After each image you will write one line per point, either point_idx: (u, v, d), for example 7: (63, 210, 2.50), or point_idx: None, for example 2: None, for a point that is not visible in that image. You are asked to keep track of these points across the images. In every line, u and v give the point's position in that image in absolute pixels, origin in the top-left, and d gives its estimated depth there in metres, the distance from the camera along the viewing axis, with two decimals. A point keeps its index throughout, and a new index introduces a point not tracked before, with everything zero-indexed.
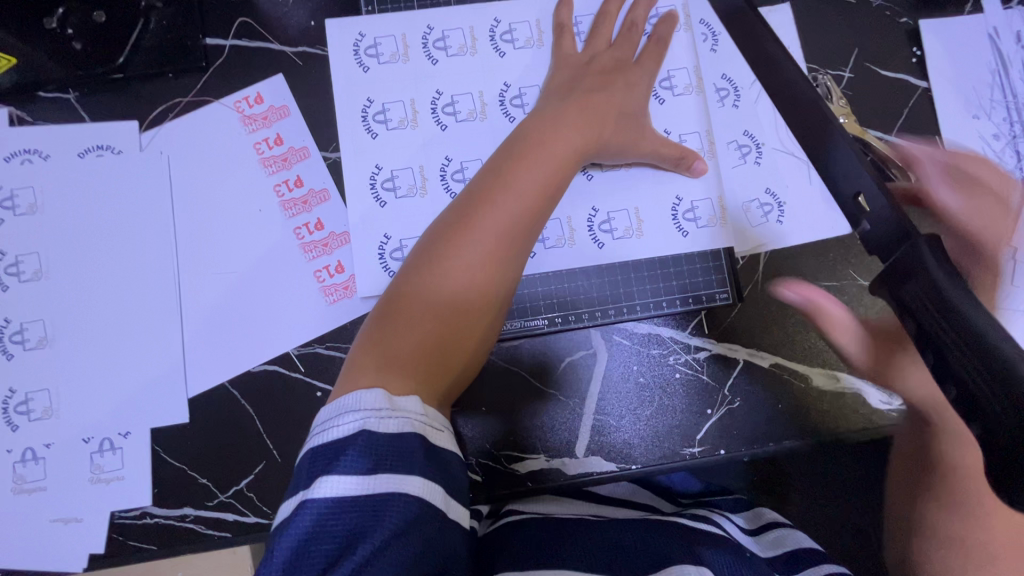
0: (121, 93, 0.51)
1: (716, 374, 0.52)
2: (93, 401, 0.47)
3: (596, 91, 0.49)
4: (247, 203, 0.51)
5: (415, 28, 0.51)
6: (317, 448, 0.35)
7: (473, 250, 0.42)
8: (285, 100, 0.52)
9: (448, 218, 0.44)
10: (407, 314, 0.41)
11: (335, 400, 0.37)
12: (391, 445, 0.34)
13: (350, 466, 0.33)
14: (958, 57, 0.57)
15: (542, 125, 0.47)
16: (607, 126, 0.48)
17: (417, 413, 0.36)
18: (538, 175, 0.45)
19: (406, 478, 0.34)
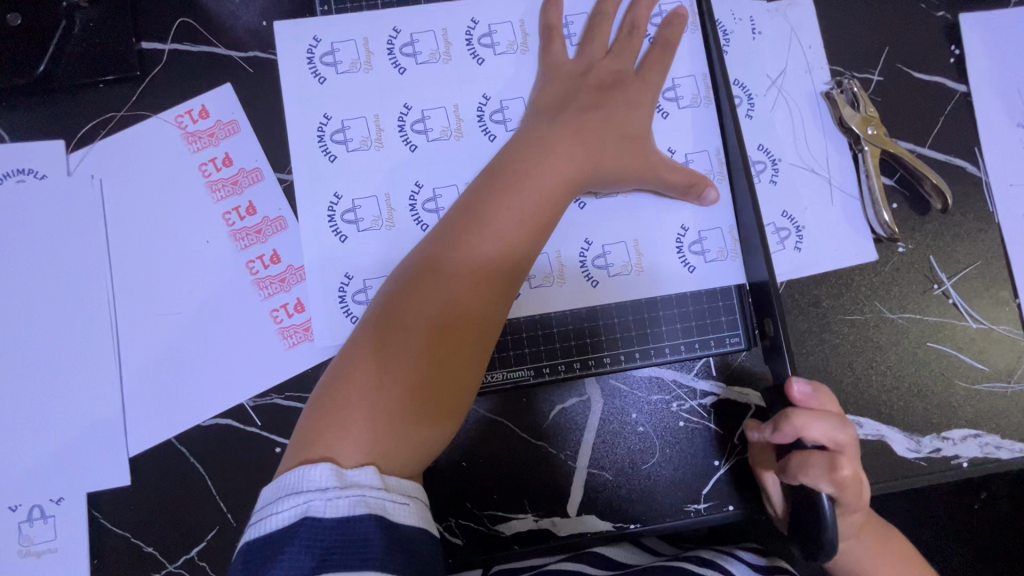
0: (42, 107, 0.45)
1: (725, 422, 0.46)
2: (21, 464, 0.42)
3: (591, 108, 0.42)
4: (192, 234, 0.45)
5: (380, 31, 0.44)
6: (255, 543, 0.30)
7: (443, 295, 0.36)
8: (234, 114, 0.46)
9: (419, 258, 0.39)
10: (366, 372, 0.35)
11: (280, 476, 0.32)
12: (337, 536, 0.29)
13: (290, 562, 0.29)
14: (1001, 56, 0.50)
15: (528, 148, 0.41)
16: (604, 148, 0.42)
17: (373, 488, 0.31)
18: (521, 206, 0.39)
19: (358, 572, 0.29)
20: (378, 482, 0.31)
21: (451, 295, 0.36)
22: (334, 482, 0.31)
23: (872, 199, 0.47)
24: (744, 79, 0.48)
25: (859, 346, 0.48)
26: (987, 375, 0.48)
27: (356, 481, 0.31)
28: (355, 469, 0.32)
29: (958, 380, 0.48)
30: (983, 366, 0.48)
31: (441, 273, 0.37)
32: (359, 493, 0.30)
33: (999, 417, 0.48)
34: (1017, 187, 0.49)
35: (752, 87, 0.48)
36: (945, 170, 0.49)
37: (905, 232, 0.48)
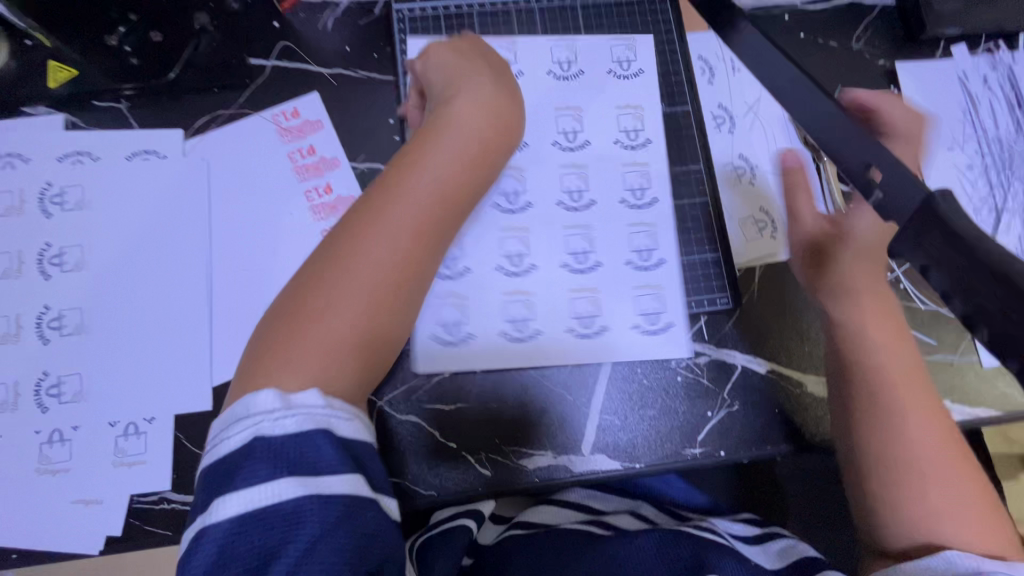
0: (169, 104, 0.56)
1: (715, 378, 0.55)
2: (121, 388, 0.49)
3: (504, 95, 0.51)
4: (279, 208, 0.55)
5: (403, 82, 0.58)
6: (212, 466, 0.35)
7: (379, 246, 0.42)
8: (320, 115, 0.57)
9: (354, 213, 0.44)
10: (314, 312, 0.40)
11: (230, 410, 0.38)
12: (288, 445, 0.35)
13: (252, 473, 0.34)
14: (932, 96, 0.63)
15: (457, 124, 0.48)
16: (514, 128, 0.51)
17: (317, 406, 0.37)
18: (442, 175, 0.45)
19: (313, 476, 0.35)
20: (322, 402, 0.37)
21: (387, 246, 0.42)
22: (279, 404, 0.36)
23: None
24: (725, 103, 0.61)
25: None
26: (937, 348, 0.57)
27: (302, 403, 0.37)
28: (298, 393, 0.37)
29: None
30: (933, 341, 0.57)
31: (376, 228, 0.42)
32: (305, 413, 0.36)
33: (948, 385, 0.56)
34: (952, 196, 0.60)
35: (733, 110, 0.60)
36: None
37: None
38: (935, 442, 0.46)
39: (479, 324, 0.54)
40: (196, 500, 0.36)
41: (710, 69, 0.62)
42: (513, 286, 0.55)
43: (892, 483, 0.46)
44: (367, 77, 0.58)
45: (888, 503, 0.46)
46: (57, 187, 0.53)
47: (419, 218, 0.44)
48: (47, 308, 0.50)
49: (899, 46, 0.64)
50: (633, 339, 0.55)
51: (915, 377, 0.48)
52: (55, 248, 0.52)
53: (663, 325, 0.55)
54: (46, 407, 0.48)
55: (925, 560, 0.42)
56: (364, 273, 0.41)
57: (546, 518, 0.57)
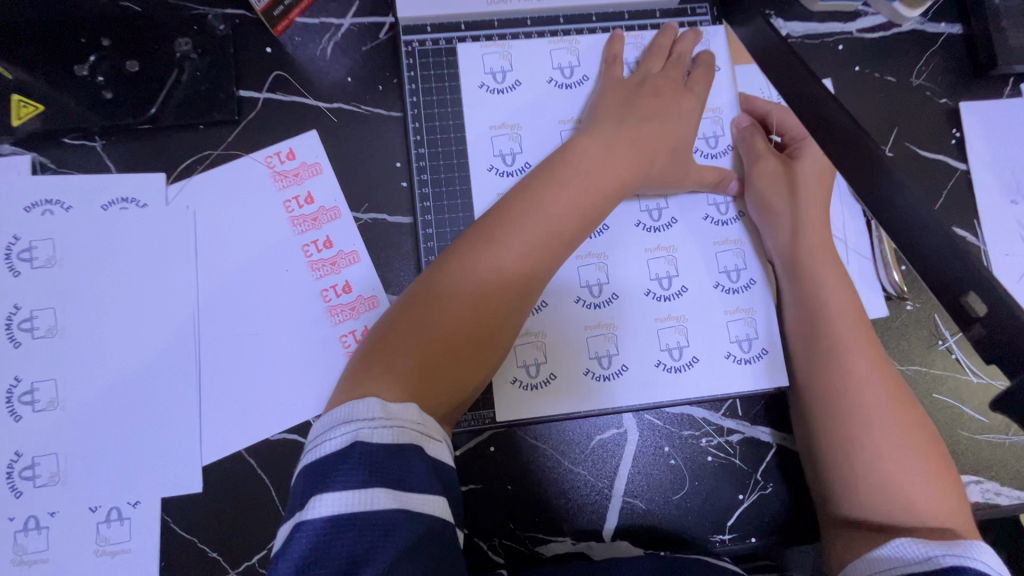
0: (149, 144, 0.50)
1: (749, 459, 0.50)
2: (103, 468, 0.45)
3: (648, 118, 0.48)
4: (274, 263, 0.49)
5: (476, 82, 0.52)
6: (311, 465, 0.33)
7: (508, 256, 0.41)
8: (318, 157, 0.51)
9: (479, 226, 0.43)
10: (423, 323, 0.39)
11: (330, 412, 0.36)
12: (389, 458, 0.33)
13: (348, 477, 0.32)
14: (997, 140, 0.57)
15: (586, 145, 0.46)
16: (655, 161, 0.48)
17: (412, 420, 0.35)
18: (568, 208, 0.43)
19: (406, 491, 0.32)
20: (416, 417, 0.35)
21: (502, 271, 0.41)
22: (378, 413, 0.34)
23: (883, 260, 0.53)
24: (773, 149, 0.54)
25: None
26: (987, 426, 0.52)
27: (398, 416, 0.35)
28: (397, 404, 0.35)
29: (962, 430, 0.52)
30: (984, 419, 0.53)
31: (498, 252, 0.41)
32: (401, 424, 0.34)
33: (997, 467, 0.52)
34: (1013, 257, 0.55)
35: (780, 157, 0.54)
36: None
37: (915, 292, 0.54)
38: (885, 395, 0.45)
39: (559, 360, 0.50)
40: (288, 497, 0.34)
41: (756, 110, 0.55)
42: (594, 319, 0.50)
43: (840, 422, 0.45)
44: (372, 112, 0.52)
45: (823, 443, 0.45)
46: (24, 241, 0.47)
47: (543, 234, 0.43)
48: (18, 380, 0.46)
49: (964, 83, 0.57)
50: (722, 370, 0.50)
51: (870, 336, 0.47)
52: (25, 312, 0.47)
53: (756, 353, 0.51)
54: (20, 491, 0.44)
55: (877, 552, 0.39)
56: (480, 282, 0.40)
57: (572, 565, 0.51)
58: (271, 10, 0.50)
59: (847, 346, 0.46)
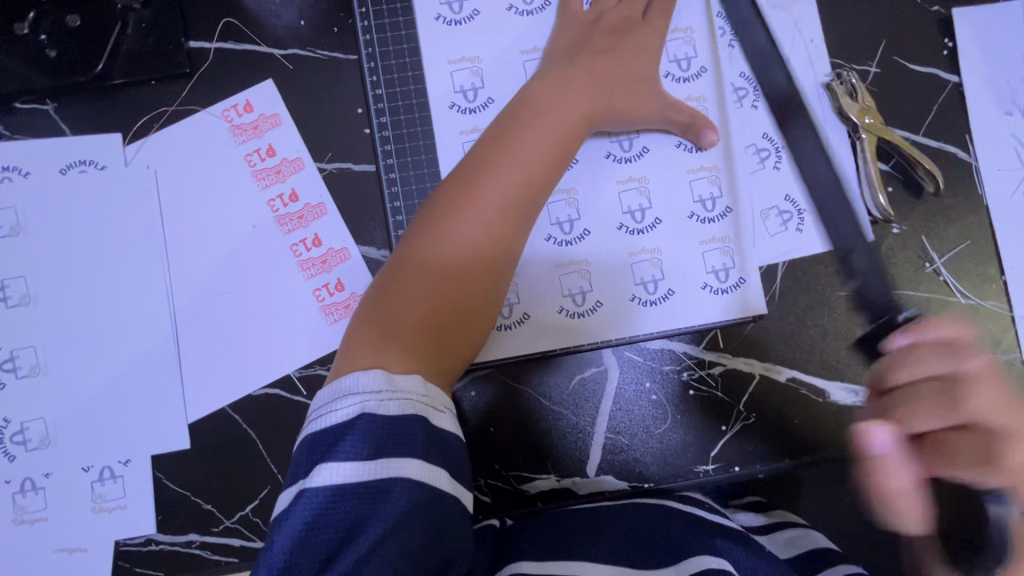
0: (101, 103, 0.48)
1: (730, 390, 0.50)
2: (89, 429, 0.46)
3: (604, 53, 0.47)
4: (241, 220, 0.49)
5: (432, 18, 0.50)
6: (315, 433, 0.33)
7: (490, 203, 0.40)
8: (276, 107, 0.49)
9: (450, 182, 0.42)
10: (409, 284, 0.39)
11: (331, 382, 0.36)
12: (391, 429, 0.33)
13: (350, 448, 0.32)
14: (992, 48, 0.53)
15: (540, 86, 0.45)
16: (615, 92, 0.47)
17: (419, 394, 0.35)
18: (539, 148, 0.42)
19: (405, 459, 0.33)
20: (421, 389, 0.35)
21: (483, 219, 0.40)
22: (385, 386, 0.34)
23: (869, 182, 0.51)
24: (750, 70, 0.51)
25: None
26: (975, 346, 0.52)
27: (404, 388, 0.35)
28: (402, 375, 0.35)
29: None
30: (972, 339, 0.52)
31: (474, 201, 0.40)
32: (408, 397, 0.34)
33: None
34: (1006, 171, 0.53)
35: (757, 79, 0.51)
36: (938, 156, 0.53)
37: (900, 214, 0.52)
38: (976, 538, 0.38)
39: (532, 299, 0.49)
40: (292, 462, 0.34)
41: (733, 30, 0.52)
42: (566, 257, 0.50)
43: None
44: (329, 56, 0.50)
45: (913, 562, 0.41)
46: None
47: (526, 175, 0.42)
48: None
49: None
50: (698, 303, 0.50)
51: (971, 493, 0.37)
52: None
53: (733, 283, 0.50)
54: (13, 455, 0.45)
55: None
56: (466, 232, 0.40)
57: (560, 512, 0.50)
58: None
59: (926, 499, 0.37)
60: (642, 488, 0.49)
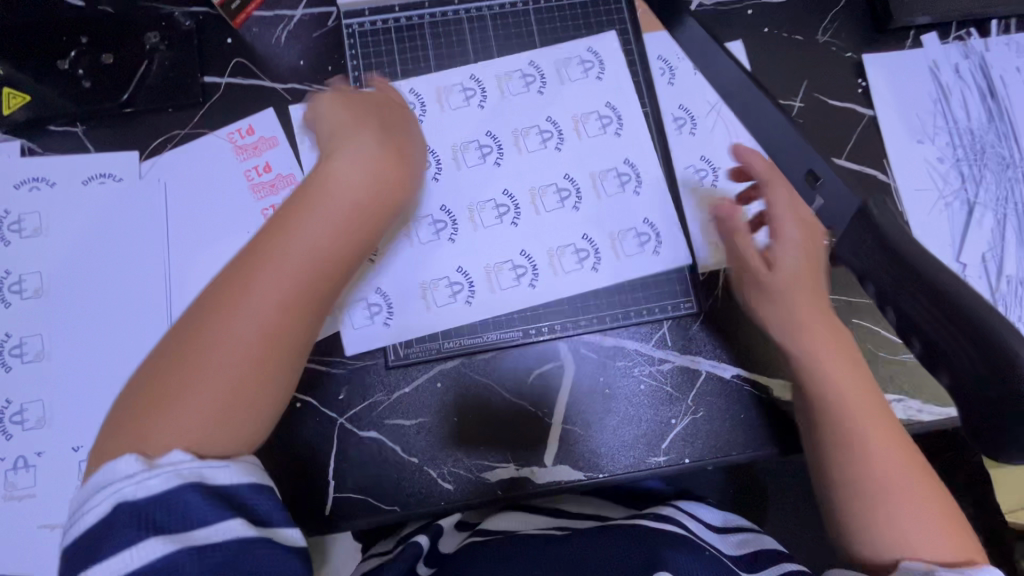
0: (123, 126, 0.56)
1: (679, 385, 0.54)
2: (83, 413, 0.50)
3: (361, 126, 0.47)
4: (236, 226, 0.55)
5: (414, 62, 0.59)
6: (71, 544, 0.32)
7: (263, 288, 0.38)
8: (275, 131, 0.57)
9: (236, 262, 0.40)
10: (188, 363, 0.37)
11: (92, 476, 0.34)
12: (150, 508, 0.32)
13: (116, 539, 0.31)
14: (901, 87, 0.61)
15: (344, 164, 0.44)
16: (399, 166, 0.46)
17: (184, 462, 0.33)
18: (320, 230, 0.41)
19: (179, 532, 0.32)
20: (189, 458, 0.34)
21: (264, 300, 0.38)
22: (139, 467, 0.33)
23: None
24: (687, 103, 0.59)
25: None
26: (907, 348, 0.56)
27: (166, 463, 0.33)
28: (164, 455, 0.34)
29: (881, 351, 0.56)
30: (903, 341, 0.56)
31: (246, 286, 0.38)
32: (171, 470, 0.33)
33: (917, 385, 0.55)
34: (923, 191, 0.59)
35: (694, 110, 0.59)
36: (861, 179, 0.59)
37: None
38: (895, 461, 0.44)
39: (494, 297, 0.55)
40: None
41: (671, 69, 0.60)
42: (528, 259, 0.56)
43: (864, 514, 0.43)
44: (323, 90, 0.58)
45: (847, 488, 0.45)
46: (15, 215, 0.53)
47: (301, 256, 0.40)
48: (8, 336, 0.51)
49: (867, 38, 0.62)
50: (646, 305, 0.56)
51: (869, 399, 0.47)
52: (14, 276, 0.52)
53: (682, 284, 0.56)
54: (10, 434, 0.49)
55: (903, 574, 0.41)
56: (230, 314, 0.38)
57: (509, 524, 0.54)
58: (228, 4, 0.56)
59: (849, 411, 0.46)
60: (597, 477, 0.52)
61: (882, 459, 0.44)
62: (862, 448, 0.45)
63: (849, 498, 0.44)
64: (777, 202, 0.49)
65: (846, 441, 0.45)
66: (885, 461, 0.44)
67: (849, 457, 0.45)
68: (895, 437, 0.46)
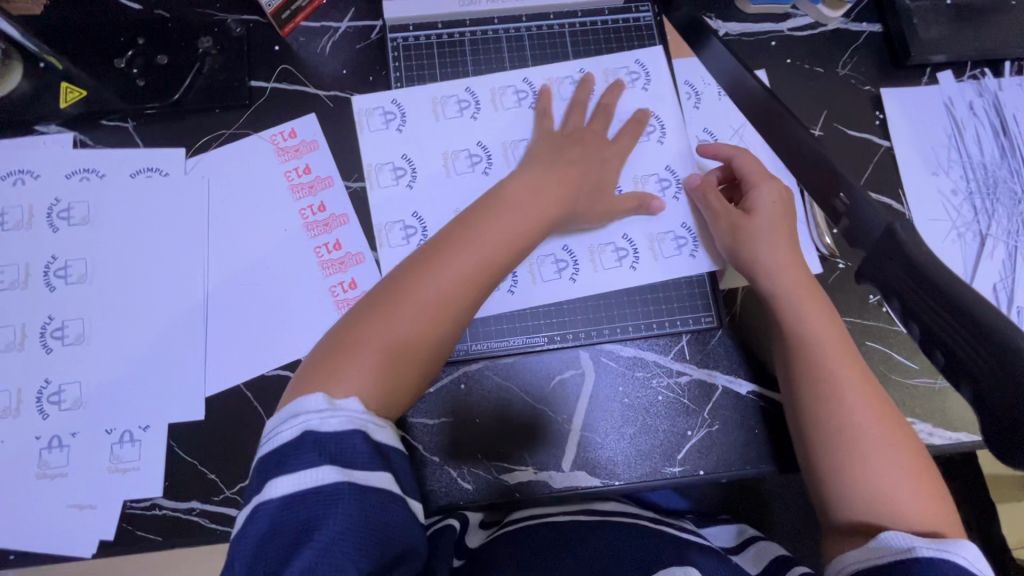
0: (172, 124, 0.59)
1: (696, 397, 0.56)
2: (118, 397, 0.51)
3: (573, 159, 0.56)
4: (274, 223, 0.57)
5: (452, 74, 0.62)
6: (268, 452, 0.38)
7: (447, 273, 0.46)
8: (316, 135, 0.59)
9: (431, 247, 0.48)
10: (376, 323, 0.44)
11: (286, 405, 0.40)
12: (333, 441, 0.37)
13: (299, 460, 0.37)
14: (916, 121, 0.64)
15: (517, 181, 0.53)
16: (577, 192, 0.55)
17: (358, 410, 0.39)
18: (501, 234, 0.49)
19: (349, 469, 0.37)
20: (362, 408, 0.39)
21: (446, 285, 0.46)
22: (326, 405, 0.39)
23: (815, 222, 0.60)
24: (711, 128, 0.62)
25: None
26: (918, 372, 0.57)
27: (346, 407, 0.39)
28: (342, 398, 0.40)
29: (893, 374, 0.57)
30: (914, 365, 0.58)
31: (437, 269, 0.46)
32: (349, 415, 0.38)
33: (928, 409, 0.57)
34: (935, 221, 0.61)
35: (718, 134, 0.62)
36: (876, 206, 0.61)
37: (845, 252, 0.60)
38: (872, 418, 0.48)
39: (521, 304, 0.57)
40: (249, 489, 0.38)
41: (697, 94, 0.63)
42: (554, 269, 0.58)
43: (842, 458, 0.47)
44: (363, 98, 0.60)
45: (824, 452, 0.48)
46: (65, 203, 0.55)
47: (482, 255, 0.48)
48: (50, 319, 0.53)
49: (885, 73, 0.65)
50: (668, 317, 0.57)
51: (845, 350, 0.51)
52: (60, 261, 0.54)
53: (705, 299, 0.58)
54: (47, 413, 0.50)
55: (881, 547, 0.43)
56: (418, 293, 0.45)
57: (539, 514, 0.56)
58: (279, 14, 0.59)
59: (825, 356, 0.50)
60: (613, 484, 0.53)
61: (861, 417, 0.48)
62: (841, 400, 0.48)
63: (831, 446, 0.48)
64: (746, 169, 0.57)
65: (820, 386, 0.49)
66: (866, 421, 0.48)
67: (823, 404, 0.49)
68: (875, 395, 0.49)
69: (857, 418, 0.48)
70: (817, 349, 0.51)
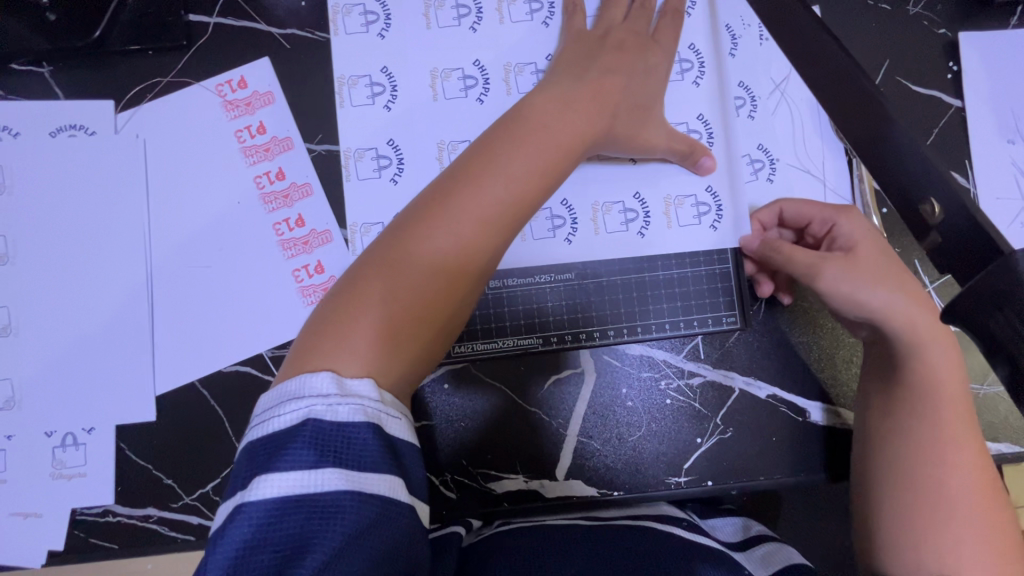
0: (96, 70, 0.49)
1: (708, 401, 0.49)
2: (55, 395, 0.46)
3: (608, 74, 0.45)
4: (224, 193, 0.48)
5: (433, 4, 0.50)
6: (258, 441, 0.30)
7: (485, 198, 0.37)
8: (271, 85, 0.49)
9: (458, 168, 0.39)
10: (401, 260, 0.36)
11: (278, 385, 0.32)
12: (340, 436, 0.29)
13: (298, 455, 0.29)
14: (996, 75, 0.53)
15: (551, 93, 0.43)
16: (616, 118, 0.45)
17: (371, 397, 0.31)
18: (542, 152, 0.40)
19: (360, 474, 0.29)
20: (375, 394, 0.32)
21: (483, 213, 0.37)
22: (334, 390, 0.31)
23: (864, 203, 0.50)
24: (748, 80, 0.52)
25: (845, 340, 0.50)
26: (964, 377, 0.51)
27: (357, 391, 0.31)
28: (354, 379, 0.32)
29: None
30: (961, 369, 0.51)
31: (469, 194, 0.37)
32: (359, 402, 0.30)
33: None
34: (1004, 201, 0.51)
35: (755, 89, 0.51)
36: None
37: (894, 237, 0.50)
38: (962, 457, 0.40)
39: (510, 294, 0.50)
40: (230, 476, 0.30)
41: (733, 37, 0.52)
42: (555, 255, 0.50)
43: (910, 498, 0.39)
44: (326, 38, 0.50)
45: (892, 486, 0.40)
46: None
47: (524, 174, 0.39)
48: None
49: (965, 12, 0.53)
50: (684, 310, 0.50)
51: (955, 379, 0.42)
52: None
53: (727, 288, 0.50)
54: None
55: None
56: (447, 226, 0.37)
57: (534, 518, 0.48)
58: None
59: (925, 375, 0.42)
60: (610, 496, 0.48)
61: (952, 455, 0.40)
62: (938, 445, 0.40)
63: (902, 479, 0.40)
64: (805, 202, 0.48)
65: (902, 406, 0.42)
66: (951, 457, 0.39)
67: (909, 432, 0.41)
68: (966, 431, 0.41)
69: (917, 456, 0.40)
70: (929, 383, 0.41)
